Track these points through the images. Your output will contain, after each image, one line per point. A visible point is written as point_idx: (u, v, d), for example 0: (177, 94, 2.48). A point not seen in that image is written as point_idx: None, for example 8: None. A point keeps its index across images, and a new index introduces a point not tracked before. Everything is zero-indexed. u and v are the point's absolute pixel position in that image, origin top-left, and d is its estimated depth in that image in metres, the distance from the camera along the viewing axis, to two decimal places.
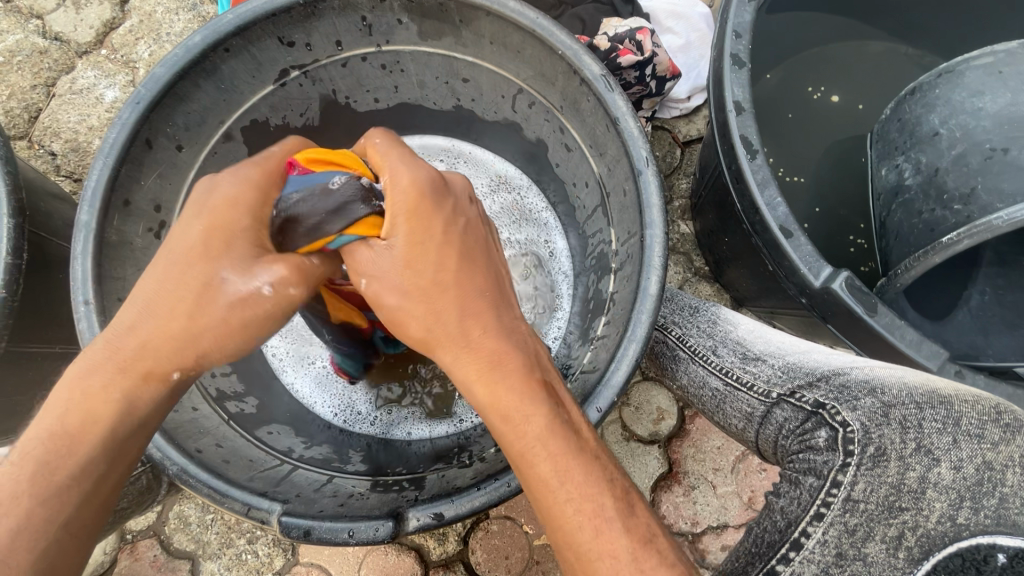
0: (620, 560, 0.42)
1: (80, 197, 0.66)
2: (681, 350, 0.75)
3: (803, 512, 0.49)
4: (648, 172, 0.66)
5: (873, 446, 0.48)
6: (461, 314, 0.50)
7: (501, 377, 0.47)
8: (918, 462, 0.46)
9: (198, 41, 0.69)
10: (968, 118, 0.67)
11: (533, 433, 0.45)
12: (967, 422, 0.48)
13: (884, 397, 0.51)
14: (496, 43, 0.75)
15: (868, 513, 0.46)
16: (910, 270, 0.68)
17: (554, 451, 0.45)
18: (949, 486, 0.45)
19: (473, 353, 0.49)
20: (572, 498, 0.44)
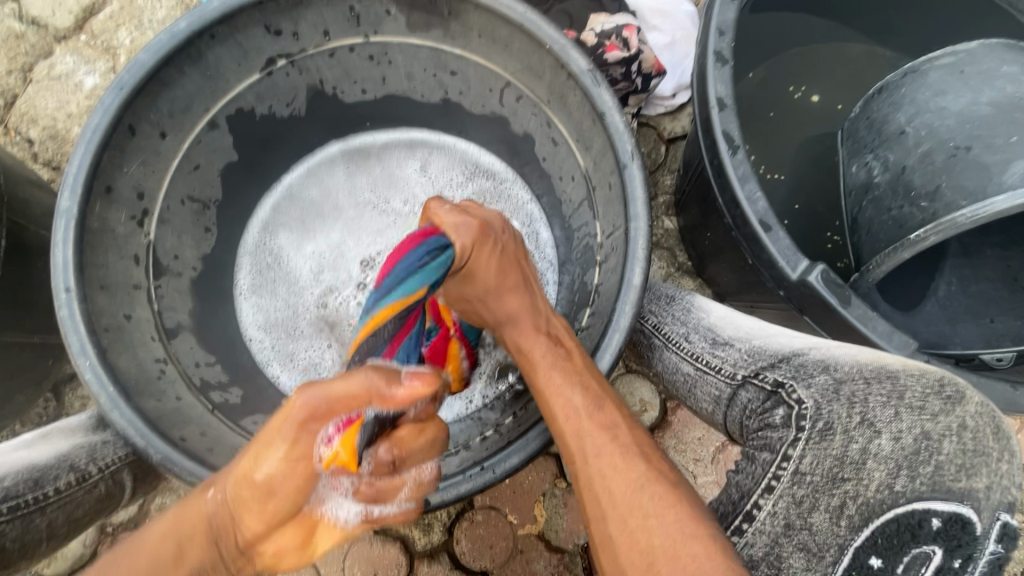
0: (620, 484, 0.50)
1: (60, 182, 0.64)
2: (657, 338, 0.76)
3: (755, 485, 0.52)
4: (633, 166, 0.67)
5: (822, 421, 0.51)
6: (502, 307, 0.68)
7: (528, 330, 0.65)
8: (861, 434, 0.50)
9: (183, 27, 0.68)
10: (932, 117, 0.70)
11: (560, 380, 0.58)
12: (911, 396, 0.50)
13: (836, 375, 0.53)
14: (484, 36, 0.76)
15: (814, 484, 0.49)
16: (880, 265, 0.70)
17: (572, 395, 0.56)
18: (889, 456, 0.48)
19: (522, 330, 0.66)
20: (570, 412, 0.55)
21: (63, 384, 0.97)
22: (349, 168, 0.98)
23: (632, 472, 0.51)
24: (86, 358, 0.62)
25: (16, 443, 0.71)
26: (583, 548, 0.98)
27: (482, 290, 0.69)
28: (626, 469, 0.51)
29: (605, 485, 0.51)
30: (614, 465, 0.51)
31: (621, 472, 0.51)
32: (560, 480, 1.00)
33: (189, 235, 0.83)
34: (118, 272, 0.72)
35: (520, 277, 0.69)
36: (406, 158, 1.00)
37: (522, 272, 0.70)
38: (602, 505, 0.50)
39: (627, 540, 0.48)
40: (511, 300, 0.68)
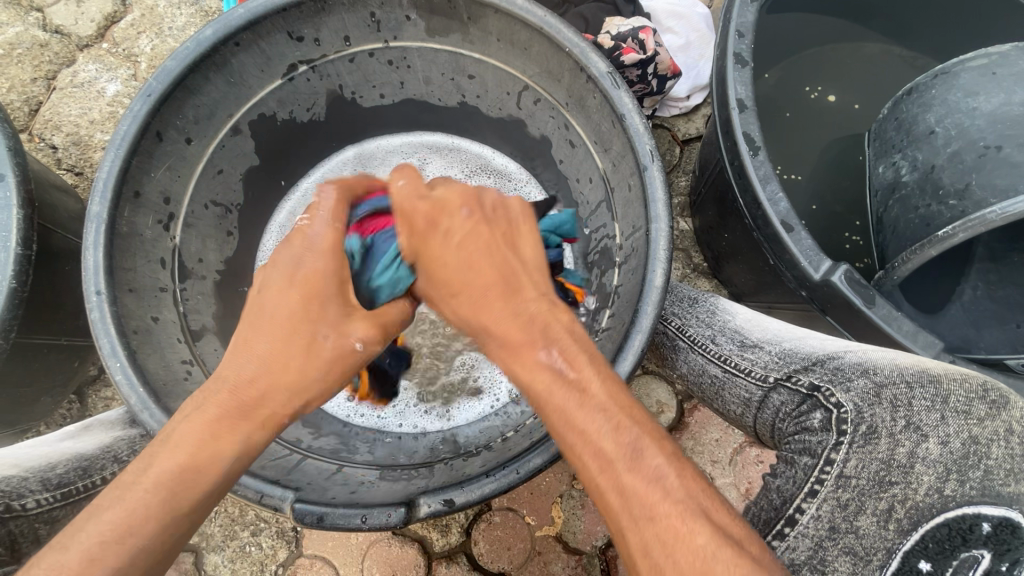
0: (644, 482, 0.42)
1: (91, 188, 0.66)
2: (681, 340, 0.75)
3: (798, 489, 0.52)
4: (653, 168, 0.67)
5: (866, 425, 0.51)
6: (495, 304, 0.52)
7: (523, 345, 0.49)
8: (907, 437, 0.49)
9: (209, 35, 0.69)
10: (963, 117, 0.69)
11: (548, 373, 0.47)
12: (956, 400, 0.50)
13: (876, 378, 0.53)
14: (504, 40, 0.77)
15: (859, 488, 0.49)
16: (906, 262, 0.69)
17: (567, 379, 0.46)
18: (937, 460, 0.48)
19: (502, 330, 0.51)
20: (602, 461, 0.43)
21: (86, 386, 0.99)
22: (359, 167, 0.99)
23: (672, 494, 0.41)
24: (117, 359, 0.63)
25: (60, 434, 0.73)
26: (601, 549, 0.98)
27: (449, 278, 0.54)
28: (689, 532, 0.40)
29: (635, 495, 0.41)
30: (677, 532, 0.40)
31: (659, 498, 0.41)
32: (577, 481, 1.00)
33: (212, 238, 0.84)
34: (146, 275, 0.73)
35: (499, 264, 0.54)
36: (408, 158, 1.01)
37: (491, 262, 0.54)
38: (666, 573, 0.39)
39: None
40: (479, 287, 0.52)
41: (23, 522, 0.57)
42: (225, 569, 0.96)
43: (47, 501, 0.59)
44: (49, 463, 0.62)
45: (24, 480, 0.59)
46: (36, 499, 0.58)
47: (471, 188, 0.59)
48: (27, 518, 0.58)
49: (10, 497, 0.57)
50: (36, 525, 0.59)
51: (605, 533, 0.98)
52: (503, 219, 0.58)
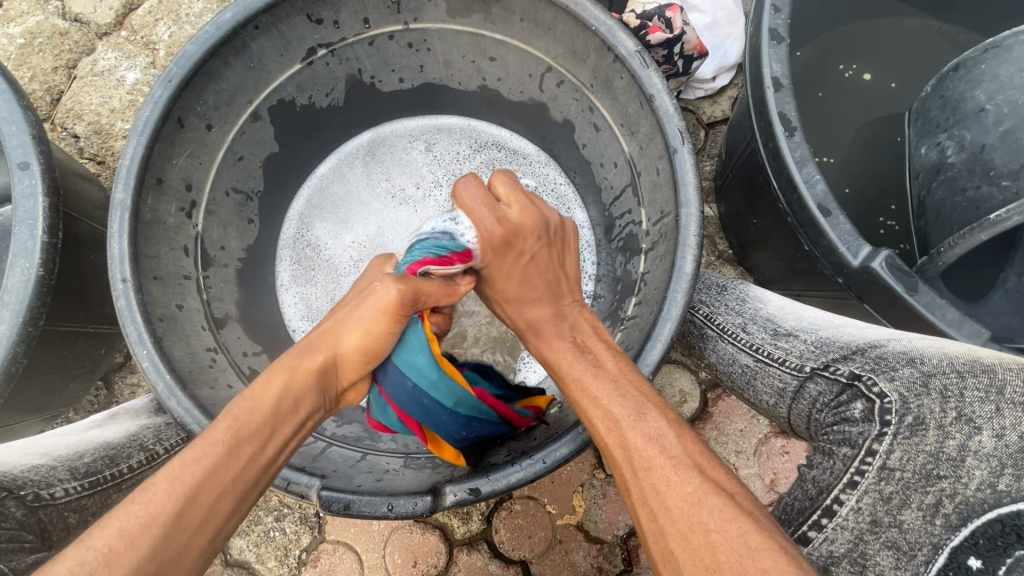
0: (660, 475, 0.46)
1: (115, 174, 0.66)
2: (710, 328, 0.74)
3: (836, 481, 0.50)
4: (684, 150, 0.65)
5: (912, 416, 0.49)
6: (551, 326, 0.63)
7: (549, 332, 0.62)
8: (958, 430, 0.47)
9: (228, 18, 0.68)
10: (1017, 94, 0.66)
11: (584, 383, 0.55)
12: (1011, 391, 0.47)
13: (923, 368, 0.51)
14: (527, 20, 0.74)
15: (904, 481, 0.47)
16: (952, 247, 0.66)
17: (592, 382, 0.55)
18: (991, 454, 0.45)
19: (556, 350, 0.60)
20: (612, 424, 0.51)
21: (113, 372, 1.00)
22: (368, 161, 0.97)
23: (686, 485, 0.45)
24: (143, 346, 0.63)
25: (87, 423, 0.73)
26: (623, 539, 0.97)
27: (507, 283, 0.65)
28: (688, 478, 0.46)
29: (660, 499, 0.45)
30: (699, 524, 0.43)
31: (681, 493, 0.45)
32: (599, 470, 0.99)
33: (234, 226, 0.84)
34: (169, 262, 0.73)
35: (550, 282, 0.65)
36: (411, 143, 0.99)
37: (542, 284, 0.64)
38: (659, 521, 0.45)
39: (690, 558, 0.42)
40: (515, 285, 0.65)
41: (52, 512, 0.58)
42: (250, 553, 0.97)
43: (75, 490, 0.60)
44: (77, 452, 0.63)
45: (52, 470, 0.60)
46: (64, 489, 0.59)
47: (542, 212, 0.65)
48: (55, 507, 0.58)
49: (37, 487, 0.57)
50: (65, 514, 0.59)
51: (626, 522, 0.97)
52: (560, 242, 0.66)
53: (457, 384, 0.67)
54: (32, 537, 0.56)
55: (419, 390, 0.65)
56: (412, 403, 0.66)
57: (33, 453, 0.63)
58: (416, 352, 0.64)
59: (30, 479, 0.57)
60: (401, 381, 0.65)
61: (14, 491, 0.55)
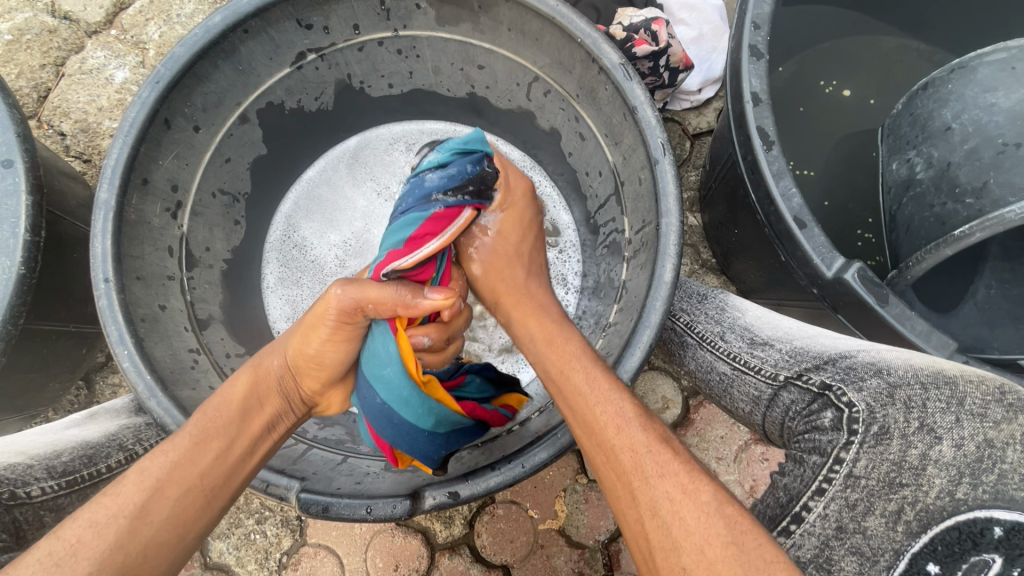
0: (670, 480, 0.48)
1: (99, 175, 0.66)
2: (689, 336, 0.75)
3: (805, 488, 0.51)
4: (665, 161, 0.66)
5: (878, 425, 0.50)
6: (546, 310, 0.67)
7: (548, 325, 0.65)
8: (920, 440, 0.48)
9: (217, 22, 0.68)
10: (981, 113, 0.68)
11: (584, 379, 0.57)
12: (971, 402, 0.49)
13: (890, 379, 0.53)
14: (514, 30, 0.76)
15: (869, 488, 0.49)
16: (921, 262, 0.68)
17: (594, 376, 0.57)
18: (950, 463, 0.47)
19: (556, 339, 0.63)
20: (621, 427, 0.53)
21: (94, 372, 0.99)
22: (354, 164, 0.98)
23: (702, 495, 0.47)
24: (124, 347, 0.63)
25: (67, 422, 0.73)
26: (604, 544, 0.98)
27: (513, 250, 0.72)
28: (694, 491, 0.47)
29: (675, 511, 0.46)
30: (707, 538, 0.44)
31: (691, 495, 0.47)
32: (581, 476, 1.00)
33: (219, 228, 0.84)
34: (153, 262, 0.73)
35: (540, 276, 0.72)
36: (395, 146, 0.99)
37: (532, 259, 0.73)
38: (671, 534, 0.46)
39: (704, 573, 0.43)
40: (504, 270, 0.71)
41: (28, 510, 0.58)
42: (230, 556, 0.97)
43: (52, 489, 0.60)
44: (55, 450, 0.62)
45: (29, 467, 0.59)
46: (40, 487, 0.59)
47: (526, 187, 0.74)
48: (31, 505, 0.58)
49: (13, 485, 0.57)
50: (41, 512, 0.59)
51: (608, 527, 0.98)
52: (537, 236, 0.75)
53: (436, 406, 0.63)
54: (7, 536, 0.57)
55: (387, 408, 0.62)
56: (383, 424, 0.63)
57: (12, 450, 0.62)
58: (386, 365, 0.61)
59: (6, 477, 0.57)
60: (370, 397, 0.63)
61: None
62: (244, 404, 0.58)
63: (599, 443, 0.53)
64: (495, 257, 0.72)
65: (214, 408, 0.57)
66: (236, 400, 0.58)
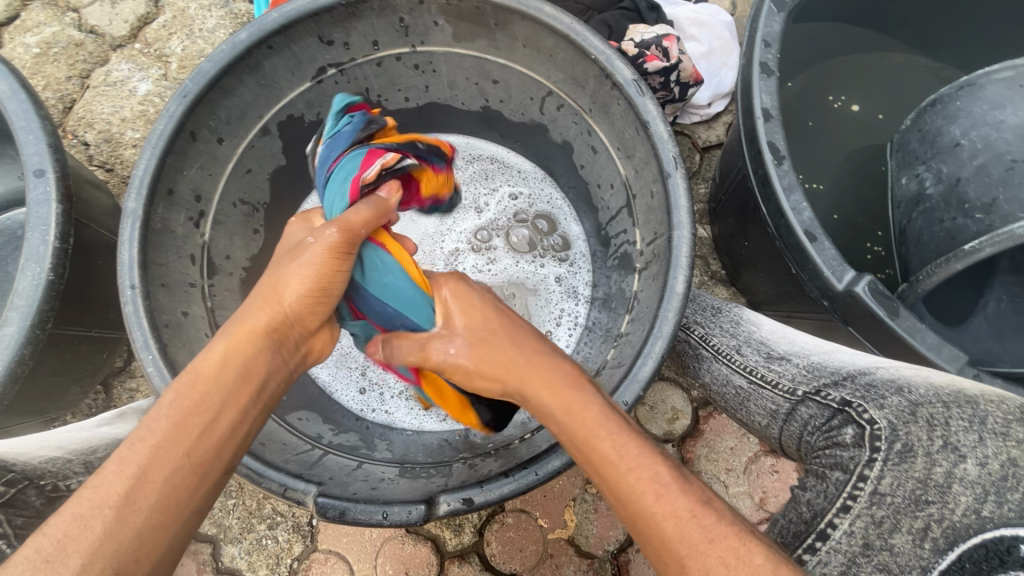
0: (721, 541, 0.42)
1: (128, 185, 0.68)
2: (704, 349, 0.76)
3: (830, 505, 0.50)
4: (677, 175, 0.68)
5: (901, 442, 0.50)
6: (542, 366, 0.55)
7: (560, 386, 0.52)
8: (945, 458, 0.48)
9: (244, 38, 0.71)
10: (989, 130, 0.69)
11: (607, 442, 0.48)
12: (994, 421, 0.49)
13: (911, 397, 0.53)
14: (530, 46, 0.78)
15: (895, 506, 0.48)
16: (931, 276, 0.69)
17: (612, 431, 0.48)
18: (976, 481, 0.46)
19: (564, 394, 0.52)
20: (655, 489, 0.44)
21: (112, 377, 1.02)
22: None
23: (752, 555, 0.41)
24: (149, 352, 0.65)
25: (100, 420, 0.75)
26: (613, 554, 0.98)
27: (484, 324, 0.59)
28: (747, 552, 0.41)
29: None
30: None
31: (742, 556, 0.41)
32: (590, 485, 1.00)
33: (239, 236, 0.86)
34: (176, 270, 0.75)
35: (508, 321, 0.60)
36: None
37: (498, 312, 0.61)
38: None
39: None
40: (489, 351, 0.56)
41: None
42: (242, 561, 0.98)
43: None
44: (91, 446, 0.64)
45: (68, 462, 0.60)
46: (79, 481, 0.59)
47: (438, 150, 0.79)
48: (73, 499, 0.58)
49: (54, 479, 0.58)
50: None
51: (617, 538, 0.98)
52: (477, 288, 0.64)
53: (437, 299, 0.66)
54: None
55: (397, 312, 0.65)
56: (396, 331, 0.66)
57: (52, 446, 0.65)
58: (386, 276, 0.65)
59: (49, 471, 0.59)
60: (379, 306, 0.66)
61: (34, 480, 0.57)
62: (225, 371, 0.50)
63: (635, 514, 0.45)
64: (474, 336, 0.58)
65: (188, 380, 0.49)
66: (207, 371, 0.49)
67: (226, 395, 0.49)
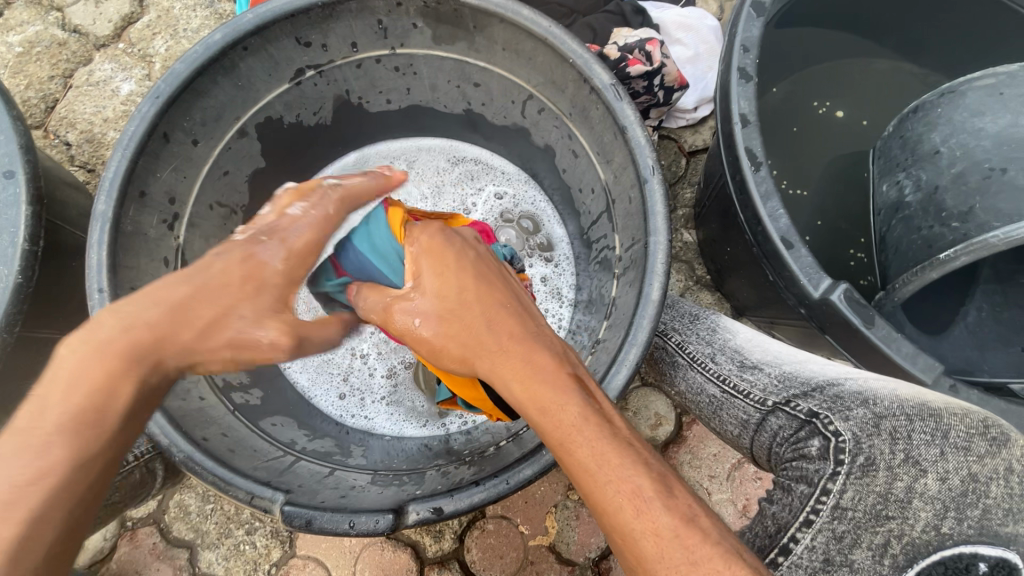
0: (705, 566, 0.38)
1: (97, 187, 0.67)
2: (680, 356, 0.75)
3: (794, 519, 0.50)
4: (654, 180, 0.67)
5: (863, 456, 0.49)
6: (508, 343, 0.50)
7: (533, 380, 0.47)
8: (905, 472, 0.47)
9: (218, 39, 0.70)
10: (968, 138, 0.68)
11: (579, 447, 0.43)
12: (955, 435, 0.48)
13: (876, 409, 0.52)
14: (508, 49, 0.77)
15: (856, 521, 0.47)
16: (907, 284, 0.69)
17: (587, 433, 0.43)
18: (935, 496, 0.45)
19: (530, 380, 0.47)
20: (632, 502, 0.40)
21: None
22: None
23: None
24: None
25: None
26: (595, 561, 0.97)
27: (456, 291, 0.53)
28: None
29: None
30: None
31: None
32: (572, 491, 0.99)
33: (217, 239, 0.85)
34: (148, 273, 0.74)
35: (482, 285, 0.54)
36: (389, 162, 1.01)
37: (473, 272, 0.54)
38: None
39: None
40: (455, 330, 0.52)
41: None
42: (219, 567, 0.96)
43: None
44: None
45: None
46: None
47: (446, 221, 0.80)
48: None
49: None
50: None
51: (599, 545, 0.97)
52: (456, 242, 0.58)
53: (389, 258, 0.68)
54: None
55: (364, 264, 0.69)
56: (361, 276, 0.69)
57: None
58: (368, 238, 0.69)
59: None
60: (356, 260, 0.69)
61: None
62: (148, 395, 0.45)
63: (612, 528, 0.41)
64: (443, 309, 0.53)
65: (102, 397, 0.43)
66: (124, 392, 0.44)
67: (143, 422, 0.45)
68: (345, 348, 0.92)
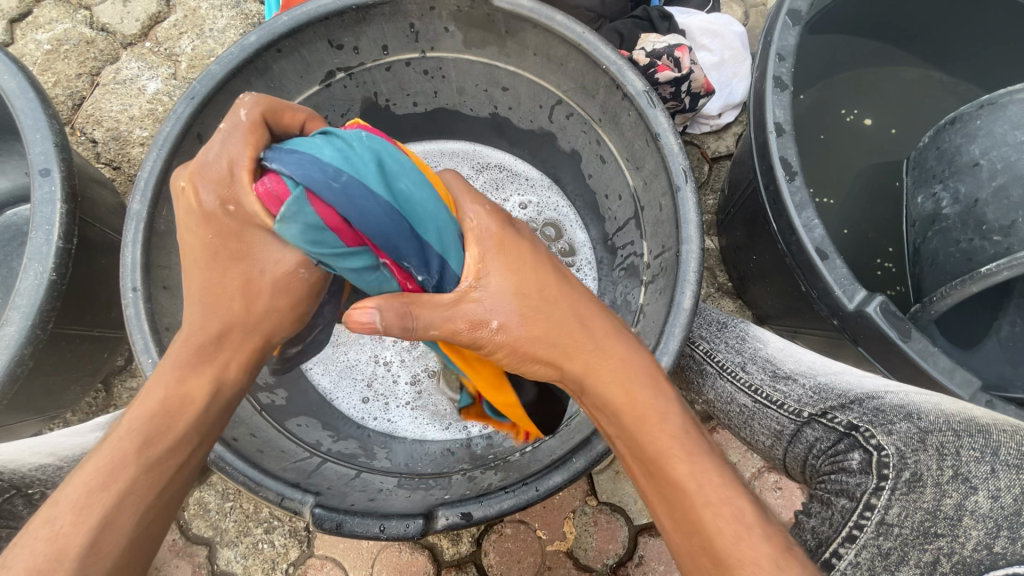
0: None
1: (132, 187, 0.68)
2: (708, 364, 0.75)
3: (836, 533, 0.49)
4: (687, 189, 0.66)
5: (909, 471, 0.48)
6: (605, 349, 0.50)
7: (635, 387, 0.47)
8: (954, 489, 0.46)
9: (253, 41, 0.70)
10: (1010, 151, 0.68)
11: (683, 470, 0.43)
12: (1007, 453, 0.47)
13: (920, 424, 0.52)
14: (540, 54, 0.77)
15: (902, 537, 0.46)
16: (945, 297, 0.68)
17: (691, 455, 0.44)
18: (987, 515, 0.44)
19: (632, 392, 0.47)
20: (731, 529, 0.41)
21: (113, 376, 1.01)
22: None
23: None
24: (147, 356, 0.64)
25: (91, 425, 0.75)
26: (612, 568, 0.96)
27: (542, 291, 0.51)
28: None
29: None
30: None
31: None
32: (591, 497, 0.99)
33: None
34: (179, 272, 0.74)
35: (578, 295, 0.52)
36: None
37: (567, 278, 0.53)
38: None
39: None
40: (543, 328, 0.50)
41: None
42: (237, 565, 0.97)
43: None
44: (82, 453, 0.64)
45: (59, 469, 0.60)
46: None
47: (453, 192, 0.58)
48: None
49: None
50: None
51: (616, 552, 0.97)
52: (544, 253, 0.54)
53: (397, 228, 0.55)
54: None
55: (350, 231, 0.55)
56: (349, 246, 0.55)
57: (42, 453, 0.64)
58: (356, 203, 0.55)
59: None
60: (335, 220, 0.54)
61: None
62: (186, 399, 0.51)
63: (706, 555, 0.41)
64: (525, 307, 0.50)
65: (146, 410, 0.49)
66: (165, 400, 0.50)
67: (186, 421, 0.50)
68: (367, 352, 0.91)
